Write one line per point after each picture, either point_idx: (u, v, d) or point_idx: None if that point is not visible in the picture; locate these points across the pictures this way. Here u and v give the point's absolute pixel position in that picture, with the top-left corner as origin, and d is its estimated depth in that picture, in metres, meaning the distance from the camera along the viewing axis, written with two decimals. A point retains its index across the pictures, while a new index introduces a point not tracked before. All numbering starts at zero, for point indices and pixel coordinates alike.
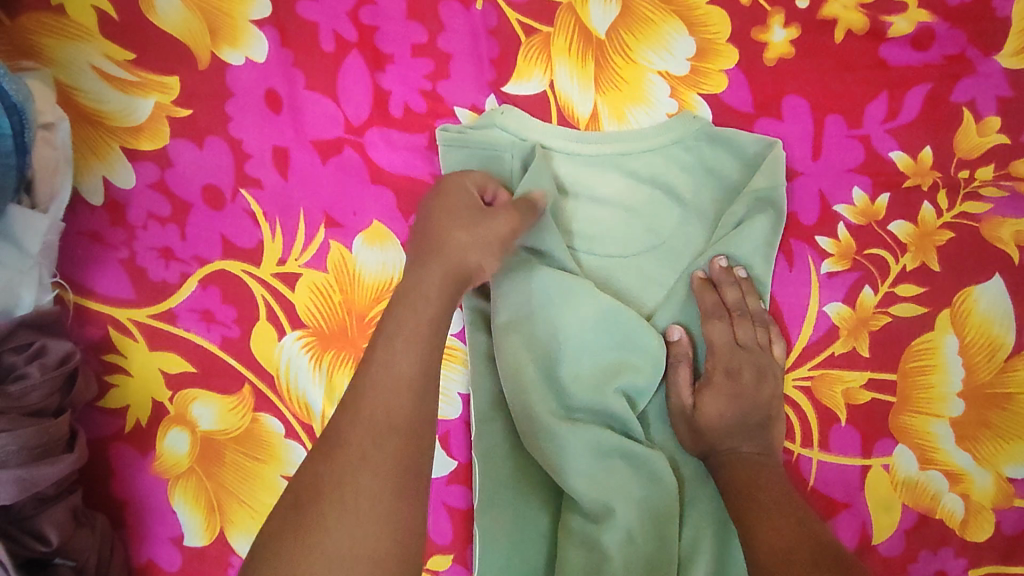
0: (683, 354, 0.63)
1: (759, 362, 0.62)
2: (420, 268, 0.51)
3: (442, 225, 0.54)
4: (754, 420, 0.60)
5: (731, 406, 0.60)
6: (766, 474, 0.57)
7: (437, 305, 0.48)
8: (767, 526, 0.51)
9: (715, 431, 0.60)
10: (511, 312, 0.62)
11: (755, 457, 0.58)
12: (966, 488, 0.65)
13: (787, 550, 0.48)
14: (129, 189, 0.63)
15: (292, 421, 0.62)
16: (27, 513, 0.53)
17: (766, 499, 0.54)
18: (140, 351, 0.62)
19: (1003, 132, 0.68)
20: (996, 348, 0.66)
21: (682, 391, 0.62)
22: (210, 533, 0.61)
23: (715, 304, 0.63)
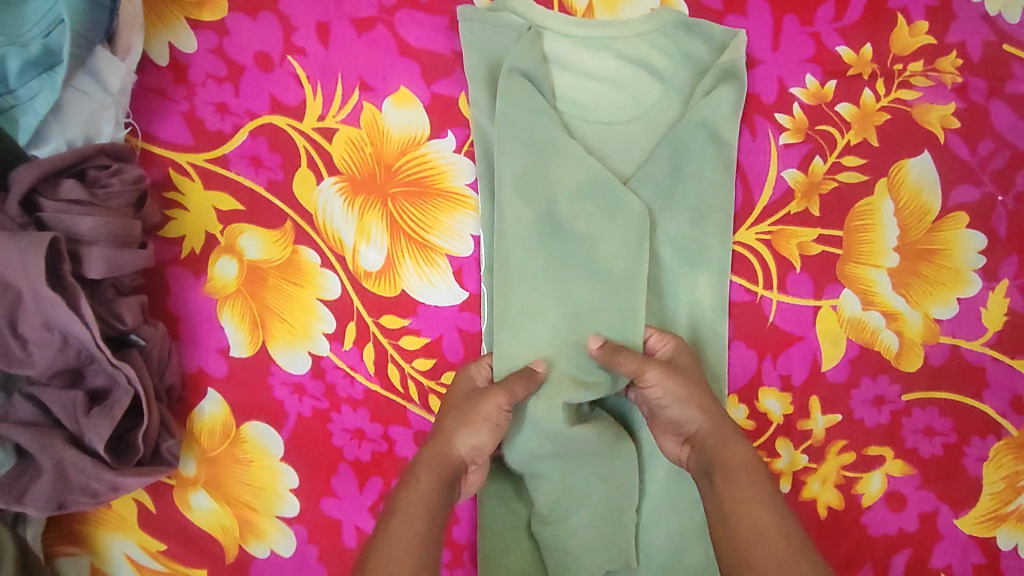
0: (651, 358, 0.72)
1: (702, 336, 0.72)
2: (417, 467, 0.62)
3: (444, 419, 0.66)
4: (713, 407, 0.65)
5: (697, 380, 0.68)
6: (740, 446, 0.62)
7: (439, 483, 0.61)
8: (749, 498, 0.57)
9: (687, 411, 0.65)
10: (523, 168, 0.73)
11: (723, 428, 0.64)
12: (899, 326, 0.77)
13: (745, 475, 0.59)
14: (191, 53, 0.74)
15: (328, 253, 0.73)
16: (109, 297, 0.63)
17: (741, 470, 0.59)
18: (195, 190, 0.73)
19: (931, 34, 0.81)
20: (924, 213, 0.78)
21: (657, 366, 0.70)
22: (252, 345, 0.71)
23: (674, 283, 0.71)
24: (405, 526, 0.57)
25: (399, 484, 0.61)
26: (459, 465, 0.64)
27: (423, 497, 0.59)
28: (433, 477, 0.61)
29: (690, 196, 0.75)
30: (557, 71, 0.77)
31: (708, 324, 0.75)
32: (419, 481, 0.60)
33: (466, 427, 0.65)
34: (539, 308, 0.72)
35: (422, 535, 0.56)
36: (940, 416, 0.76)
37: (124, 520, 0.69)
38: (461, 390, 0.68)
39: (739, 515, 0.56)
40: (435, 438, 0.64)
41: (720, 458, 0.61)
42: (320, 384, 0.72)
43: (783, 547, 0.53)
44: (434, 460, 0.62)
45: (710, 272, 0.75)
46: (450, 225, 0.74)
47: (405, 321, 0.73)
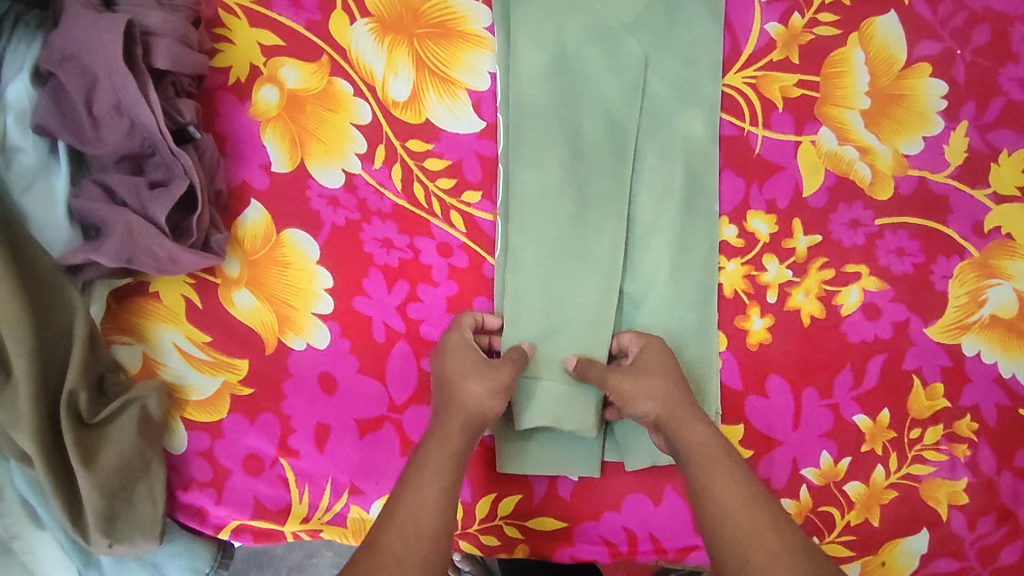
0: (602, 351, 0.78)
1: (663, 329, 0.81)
2: (440, 423, 0.69)
3: (455, 375, 0.71)
4: (671, 394, 0.72)
5: (666, 372, 0.73)
6: (700, 426, 0.70)
7: (456, 446, 0.67)
8: (721, 482, 0.66)
9: (648, 404, 0.72)
10: (534, 15, 0.82)
11: (682, 411, 0.71)
12: (872, 159, 0.85)
13: (711, 460, 0.67)
14: None
15: (360, 84, 0.81)
16: (170, 95, 0.71)
17: (711, 458, 0.67)
18: (241, 28, 0.81)
19: None
20: (892, 63, 0.88)
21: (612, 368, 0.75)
22: (291, 162, 0.79)
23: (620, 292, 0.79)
24: (416, 508, 0.63)
25: (423, 439, 0.68)
26: (480, 421, 0.70)
27: (445, 461, 0.66)
28: (458, 436, 0.68)
29: (684, 42, 0.84)
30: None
31: (701, 151, 0.83)
32: (440, 443, 0.67)
33: (473, 393, 0.69)
34: (544, 140, 0.81)
35: (439, 508, 0.63)
36: (910, 239, 0.84)
37: (174, 313, 0.75)
38: (454, 365, 0.71)
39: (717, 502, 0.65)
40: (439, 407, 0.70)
41: (685, 445, 0.69)
42: (352, 198, 0.79)
43: (749, 524, 0.63)
44: (441, 433, 0.68)
45: (702, 107, 0.83)
46: (469, 62, 0.83)
47: (429, 145, 0.81)
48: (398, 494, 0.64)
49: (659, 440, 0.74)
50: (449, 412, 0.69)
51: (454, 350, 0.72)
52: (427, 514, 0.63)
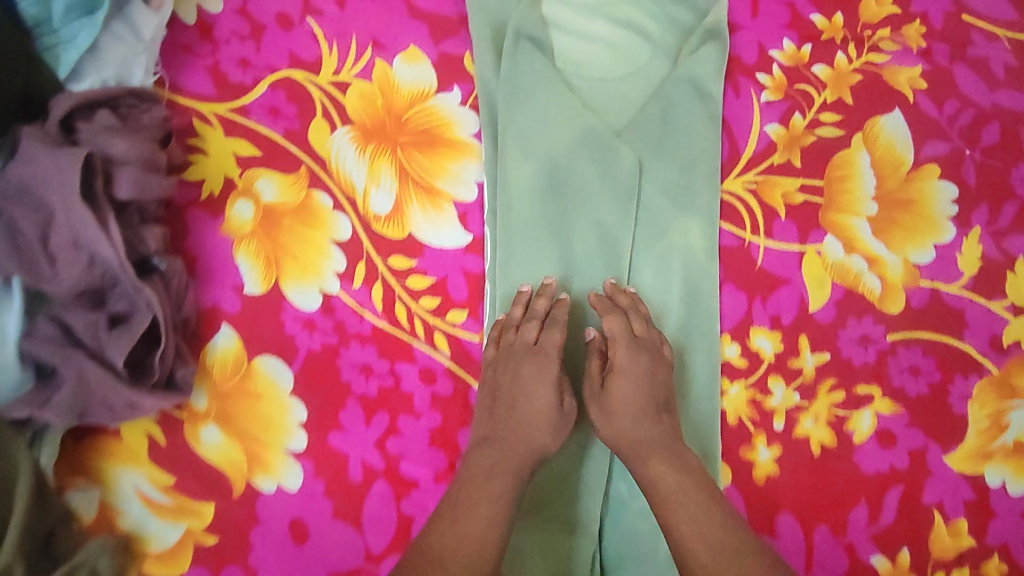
0: (595, 347, 0.73)
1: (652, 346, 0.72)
2: (507, 437, 0.68)
3: (524, 386, 0.69)
4: (644, 418, 0.69)
5: (637, 389, 0.70)
6: (665, 465, 0.66)
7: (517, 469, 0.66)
8: (677, 489, 0.65)
9: (617, 445, 0.69)
10: (521, 125, 0.78)
11: (652, 440, 0.68)
12: (881, 269, 0.81)
13: (671, 477, 0.66)
14: (217, 13, 0.78)
15: (339, 196, 0.76)
16: (134, 223, 0.66)
17: (679, 491, 0.65)
18: (216, 136, 0.76)
19: (896, 4, 0.87)
20: (898, 165, 0.84)
21: (593, 378, 0.72)
22: (265, 283, 0.74)
23: (610, 304, 0.73)
24: (457, 532, 0.60)
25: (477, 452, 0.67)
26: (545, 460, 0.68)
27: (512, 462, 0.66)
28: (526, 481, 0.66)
29: (680, 147, 0.80)
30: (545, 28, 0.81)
31: (700, 265, 0.79)
32: (505, 469, 0.65)
33: (538, 417, 0.68)
34: (535, 260, 0.76)
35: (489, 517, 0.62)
36: (924, 355, 0.79)
37: (134, 453, 0.70)
38: (539, 386, 0.69)
39: (670, 505, 0.64)
40: (499, 396, 0.70)
41: (654, 486, 0.66)
42: (329, 320, 0.74)
43: (710, 561, 0.60)
44: (500, 458, 0.66)
45: (701, 220, 0.79)
46: (454, 171, 0.78)
47: (412, 261, 0.76)
48: (443, 519, 0.62)
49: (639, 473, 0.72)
50: (507, 446, 0.67)
51: (547, 379, 0.69)
52: (475, 526, 0.61)
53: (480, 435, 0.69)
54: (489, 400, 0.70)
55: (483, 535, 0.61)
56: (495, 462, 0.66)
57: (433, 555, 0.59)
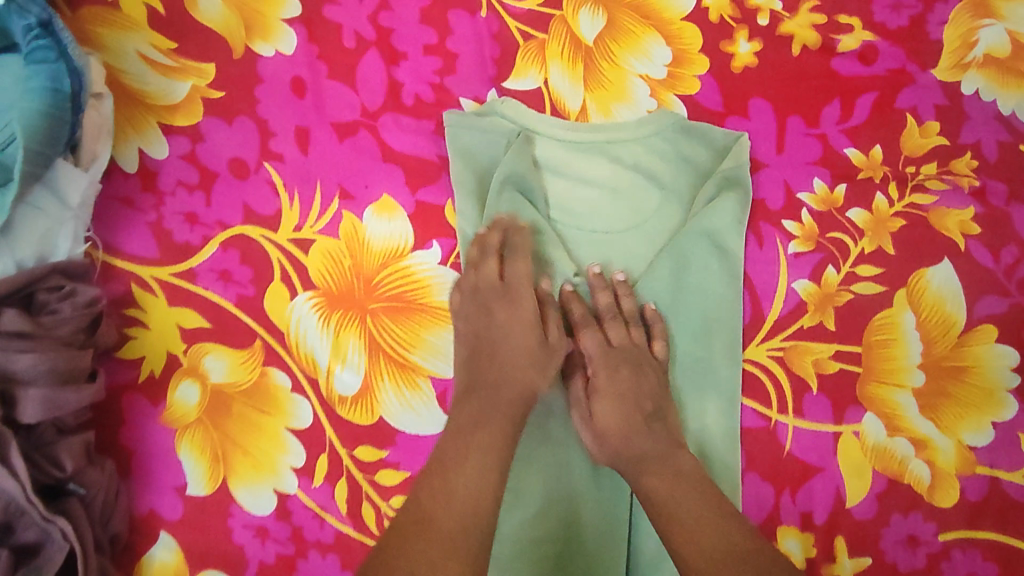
0: (576, 366, 0.68)
1: (632, 359, 0.67)
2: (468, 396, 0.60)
3: (496, 348, 0.63)
4: (636, 424, 0.63)
5: (622, 410, 0.64)
6: (662, 475, 0.61)
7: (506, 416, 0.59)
8: (692, 520, 0.57)
9: (606, 405, 0.64)
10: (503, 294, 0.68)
11: (643, 443, 0.63)
12: (930, 454, 0.70)
13: (671, 496, 0.59)
14: (162, 159, 0.68)
15: (300, 376, 0.66)
16: (47, 439, 0.56)
17: (676, 504, 0.58)
18: (159, 306, 0.66)
19: (943, 134, 0.76)
20: (949, 326, 0.72)
21: (576, 394, 0.67)
22: (212, 483, 0.64)
23: (583, 312, 0.67)
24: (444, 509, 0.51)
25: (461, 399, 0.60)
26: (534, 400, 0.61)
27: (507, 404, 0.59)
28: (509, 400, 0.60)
29: (695, 310, 0.70)
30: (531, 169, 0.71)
31: (719, 456, 0.68)
32: (478, 406, 0.59)
33: (521, 366, 0.62)
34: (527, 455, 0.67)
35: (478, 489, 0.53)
36: (983, 559, 0.68)
37: None
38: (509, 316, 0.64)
39: (676, 518, 0.57)
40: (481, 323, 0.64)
41: (647, 492, 0.60)
42: (285, 526, 0.64)
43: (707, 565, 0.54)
44: (488, 405, 0.59)
45: (719, 400, 0.69)
46: (433, 343, 0.68)
47: (383, 452, 0.66)
48: (426, 481, 0.54)
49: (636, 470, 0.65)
50: (496, 384, 0.61)
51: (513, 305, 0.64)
52: (464, 486, 0.53)
53: (464, 386, 0.62)
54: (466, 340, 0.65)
55: (478, 496, 0.53)
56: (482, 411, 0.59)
57: (418, 515, 0.51)
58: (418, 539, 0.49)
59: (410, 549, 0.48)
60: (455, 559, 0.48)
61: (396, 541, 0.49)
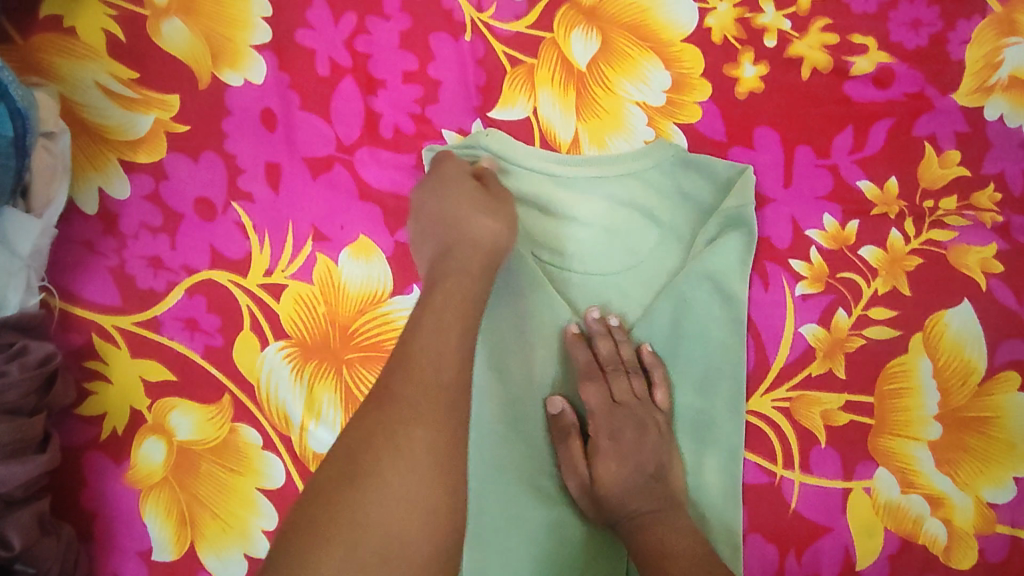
0: (569, 425, 0.62)
1: (635, 416, 0.62)
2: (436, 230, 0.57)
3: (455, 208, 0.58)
4: (639, 476, 0.60)
5: (624, 468, 0.60)
6: (673, 535, 0.56)
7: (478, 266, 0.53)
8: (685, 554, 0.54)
9: (606, 465, 0.60)
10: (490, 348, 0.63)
11: (650, 498, 0.59)
12: (947, 513, 0.65)
13: (671, 546, 0.55)
14: (124, 199, 0.65)
15: (272, 432, 0.62)
16: None
17: (675, 548, 0.55)
18: (121, 359, 0.62)
19: (964, 164, 0.70)
20: (969, 372, 0.67)
21: (573, 449, 0.62)
22: (179, 548, 0.60)
23: (585, 361, 0.63)
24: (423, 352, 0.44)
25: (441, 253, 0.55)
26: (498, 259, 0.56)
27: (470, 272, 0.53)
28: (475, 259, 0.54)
29: (694, 358, 0.66)
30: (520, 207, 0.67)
31: (718, 517, 0.63)
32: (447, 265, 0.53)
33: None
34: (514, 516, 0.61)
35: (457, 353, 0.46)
36: None
37: None
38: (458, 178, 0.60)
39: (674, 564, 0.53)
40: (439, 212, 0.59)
41: (643, 546, 0.56)
42: None
43: None
44: (455, 270, 0.53)
45: (721, 455, 0.64)
46: None
47: None
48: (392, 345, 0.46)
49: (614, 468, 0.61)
50: (459, 249, 0.55)
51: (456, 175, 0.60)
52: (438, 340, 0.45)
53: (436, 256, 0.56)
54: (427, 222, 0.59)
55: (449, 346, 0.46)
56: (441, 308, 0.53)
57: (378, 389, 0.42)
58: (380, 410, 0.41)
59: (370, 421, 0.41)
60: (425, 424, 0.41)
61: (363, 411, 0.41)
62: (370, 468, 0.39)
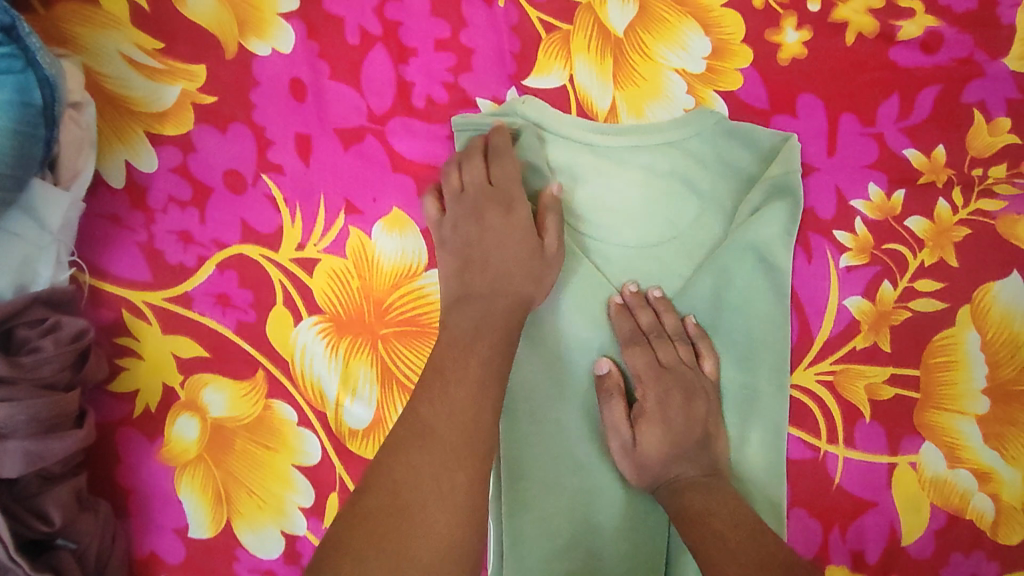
0: (614, 388, 0.60)
1: (682, 382, 0.61)
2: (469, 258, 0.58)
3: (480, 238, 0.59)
4: (683, 442, 0.59)
5: (667, 435, 0.59)
6: (712, 498, 0.55)
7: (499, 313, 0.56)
8: (729, 529, 0.52)
9: (649, 431, 0.59)
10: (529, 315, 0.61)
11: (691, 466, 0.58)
12: (995, 488, 0.63)
13: (711, 516, 0.53)
14: (151, 173, 0.63)
15: (306, 408, 0.61)
16: (31, 491, 0.53)
17: (718, 519, 0.53)
18: (153, 334, 0.61)
19: (1014, 132, 0.68)
20: (1020, 345, 0.65)
21: (616, 416, 0.59)
22: (215, 524, 0.60)
23: (631, 331, 0.62)
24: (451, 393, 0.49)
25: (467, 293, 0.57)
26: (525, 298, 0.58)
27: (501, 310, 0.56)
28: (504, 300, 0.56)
29: (736, 330, 0.64)
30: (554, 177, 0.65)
31: (761, 490, 0.62)
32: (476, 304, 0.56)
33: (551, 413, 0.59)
34: (552, 485, 0.60)
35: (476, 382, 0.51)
36: None
37: None
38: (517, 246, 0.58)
39: (713, 526, 0.52)
40: (497, 292, 0.57)
41: (685, 512, 0.55)
42: (294, 569, 0.60)
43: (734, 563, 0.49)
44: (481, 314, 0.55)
45: (767, 430, 0.62)
46: None
47: None
48: (426, 393, 0.50)
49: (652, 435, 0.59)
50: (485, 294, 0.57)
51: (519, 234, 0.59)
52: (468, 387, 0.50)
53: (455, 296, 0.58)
54: (478, 294, 0.57)
55: (478, 400, 0.50)
56: (478, 393, 0.50)
57: (421, 427, 0.48)
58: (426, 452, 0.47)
59: (411, 458, 0.46)
60: (461, 470, 0.46)
61: (406, 451, 0.47)
62: (415, 502, 0.45)
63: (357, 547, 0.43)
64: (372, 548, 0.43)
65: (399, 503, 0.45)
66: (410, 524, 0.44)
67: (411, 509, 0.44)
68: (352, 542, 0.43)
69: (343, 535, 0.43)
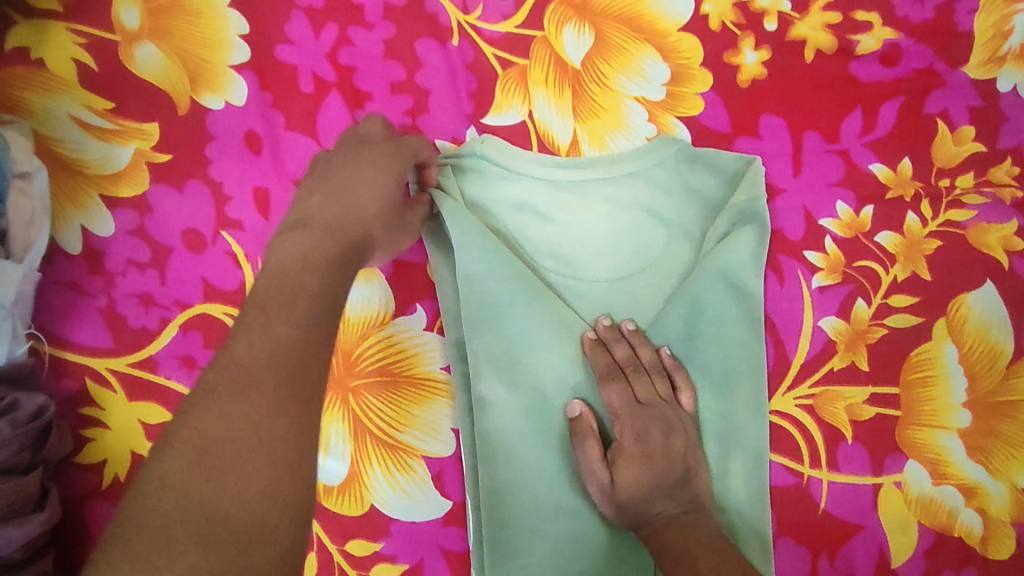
0: (587, 428, 0.58)
1: (661, 417, 0.59)
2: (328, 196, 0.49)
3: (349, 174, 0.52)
4: (663, 478, 0.56)
5: (646, 471, 0.56)
6: (696, 537, 0.53)
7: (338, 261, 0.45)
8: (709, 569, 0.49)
9: (627, 469, 0.56)
10: (500, 357, 0.60)
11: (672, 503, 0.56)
12: (982, 502, 0.62)
13: (691, 555, 0.51)
14: (108, 236, 0.62)
15: None
16: None
17: (698, 560, 0.50)
18: (118, 403, 0.60)
19: (979, 140, 0.68)
20: (996, 356, 0.64)
21: (592, 456, 0.57)
22: None
23: (606, 365, 0.60)
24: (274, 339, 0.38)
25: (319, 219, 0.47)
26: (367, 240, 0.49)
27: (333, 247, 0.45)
28: (337, 240, 0.46)
29: (713, 360, 0.63)
30: (520, 216, 0.64)
31: (747, 522, 0.60)
32: (313, 233, 0.45)
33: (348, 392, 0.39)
34: (532, 531, 0.58)
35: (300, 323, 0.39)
36: None
37: None
38: (366, 190, 0.51)
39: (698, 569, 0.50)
40: (334, 230, 0.47)
41: (667, 553, 0.52)
42: None
43: None
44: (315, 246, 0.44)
45: (747, 459, 0.61)
46: (424, 419, 0.61)
47: (377, 545, 0.60)
48: (245, 333, 0.38)
49: (629, 473, 0.56)
50: (330, 226, 0.47)
51: (369, 182, 0.51)
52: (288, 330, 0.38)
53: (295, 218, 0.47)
54: (317, 225, 0.46)
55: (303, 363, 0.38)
56: (306, 333, 0.39)
57: (239, 373, 0.36)
58: (241, 399, 0.35)
59: (222, 406, 0.35)
60: (282, 420, 0.35)
61: (206, 402, 0.35)
62: (227, 463, 0.34)
63: (153, 517, 0.32)
64: (175, 512, 0.32)
65: (206, 459, 0.33)
66: (219, 479, 0.33)
67: (218, 467, 0.33)
68: (143, 522, 0.32)
69: (137, 502, 0.32)
